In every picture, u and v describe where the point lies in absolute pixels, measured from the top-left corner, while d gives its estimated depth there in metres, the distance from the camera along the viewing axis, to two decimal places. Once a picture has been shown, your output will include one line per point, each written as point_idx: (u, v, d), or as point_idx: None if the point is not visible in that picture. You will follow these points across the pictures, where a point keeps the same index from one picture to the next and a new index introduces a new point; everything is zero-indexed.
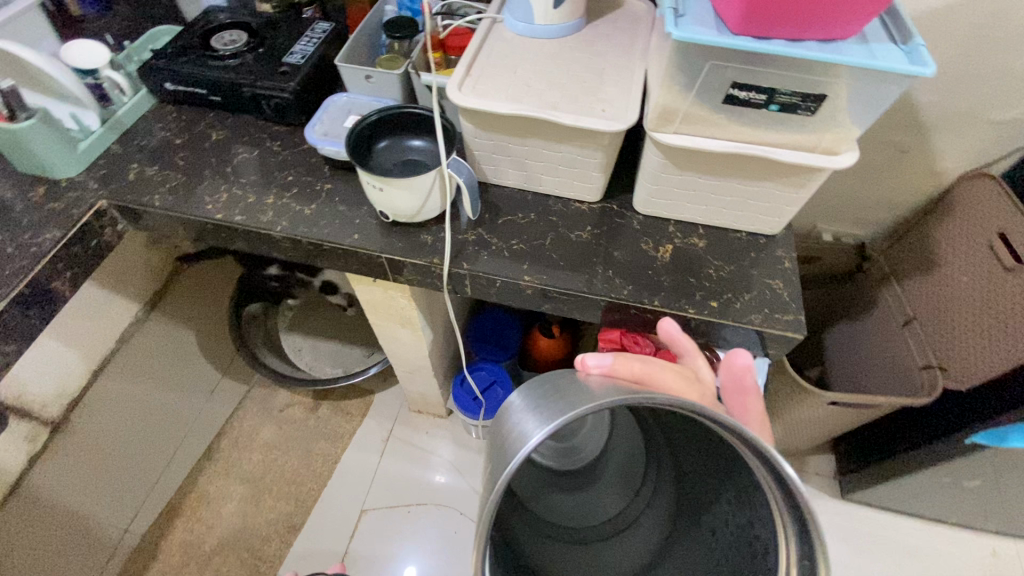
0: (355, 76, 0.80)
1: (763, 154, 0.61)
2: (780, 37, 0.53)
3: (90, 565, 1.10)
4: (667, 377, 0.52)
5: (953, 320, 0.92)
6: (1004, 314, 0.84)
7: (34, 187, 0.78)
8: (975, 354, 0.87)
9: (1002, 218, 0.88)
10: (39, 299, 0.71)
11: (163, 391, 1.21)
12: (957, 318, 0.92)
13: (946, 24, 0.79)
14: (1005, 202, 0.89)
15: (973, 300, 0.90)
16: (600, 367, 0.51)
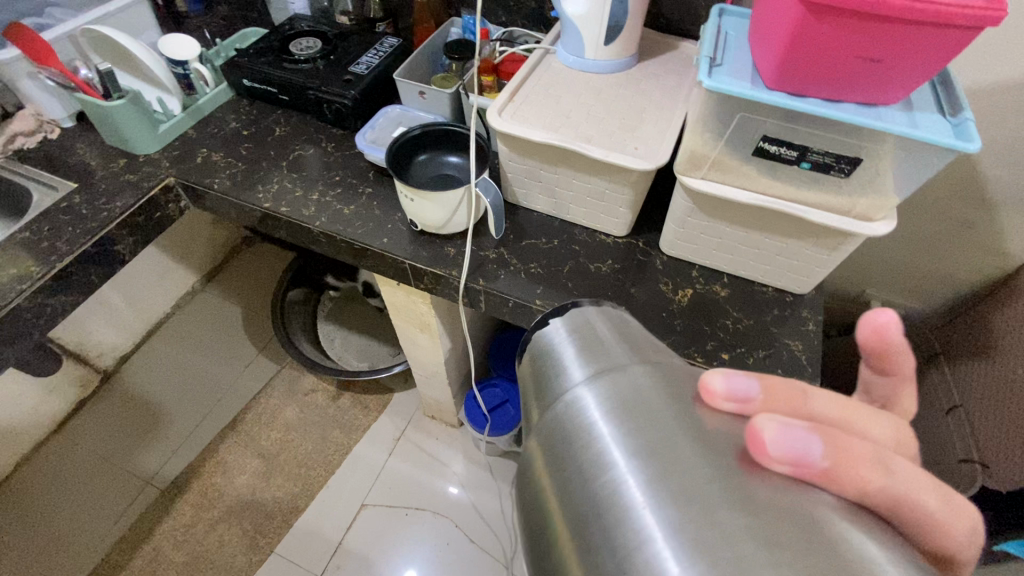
0: (410, 91, 0.85)
1: (793, 211, 0.59)
2: (816, 96, 0.53)
3: (112, 507, 1.18)
4: (926, 503, 0.23)
5: (1000, 413, 0.83)
6: None
7: (117, 158, 0.88)
8: (1017, 456, 0.78)
9: None
10: (101, 257, 0.79)
11: (196, 355, 1.34)
12: (1004, 412, 0.82)
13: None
14: None
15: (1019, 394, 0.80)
16: (786, 461, 0.21)
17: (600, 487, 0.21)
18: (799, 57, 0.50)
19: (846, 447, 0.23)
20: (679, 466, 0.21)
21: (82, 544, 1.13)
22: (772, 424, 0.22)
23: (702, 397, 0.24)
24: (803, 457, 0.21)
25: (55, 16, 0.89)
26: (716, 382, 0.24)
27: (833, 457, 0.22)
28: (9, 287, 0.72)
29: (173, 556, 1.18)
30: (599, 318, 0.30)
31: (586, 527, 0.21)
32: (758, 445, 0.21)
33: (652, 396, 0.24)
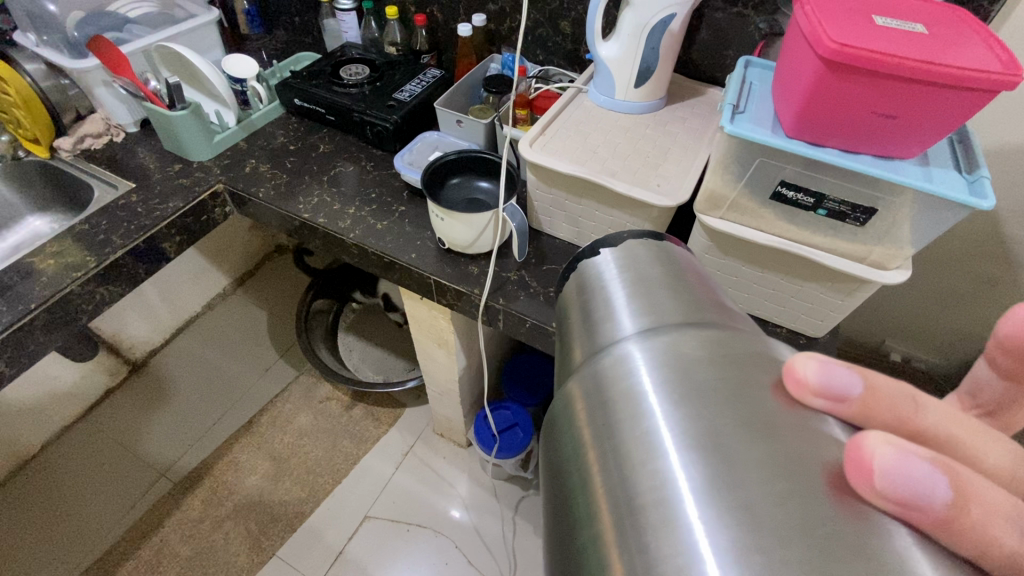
0: (448, 119, 0.90)
1: (807, 253, 0.62)
2: (834, 146, 0.56)
3: (125, 497, 1.22)
4: None
5: None
6: None
7: (173, 163, 0.94)
8: None
9: None
10: (149, 253, 0.85)
11: (227, 357, 1.45)
12: None
13: None
14: None
15: None
16: (891, 495, 0.17)
17: (647, 473, 0.20)
18: (818, 110, 0.53)
19: (980, 491, 0.18)
20: (737, 469, 0.19)
21: (93, 531, 1.17)
22: (884, 448, 0.18)
23: (787, 388, 0.21)
24: (917, 498, 0.17)
25: (133, 32, 0.98)
26: (808, 371, 0.21)
27: (961, 503, 0.17)
28: (64, 274, 0.78)
29: (180, 549, 1.18)
30: (655, 266, 0.29)
31: (621, 511, 0.20)
32: (857, 467, 0.18)
33: (713, 377, 0.21)
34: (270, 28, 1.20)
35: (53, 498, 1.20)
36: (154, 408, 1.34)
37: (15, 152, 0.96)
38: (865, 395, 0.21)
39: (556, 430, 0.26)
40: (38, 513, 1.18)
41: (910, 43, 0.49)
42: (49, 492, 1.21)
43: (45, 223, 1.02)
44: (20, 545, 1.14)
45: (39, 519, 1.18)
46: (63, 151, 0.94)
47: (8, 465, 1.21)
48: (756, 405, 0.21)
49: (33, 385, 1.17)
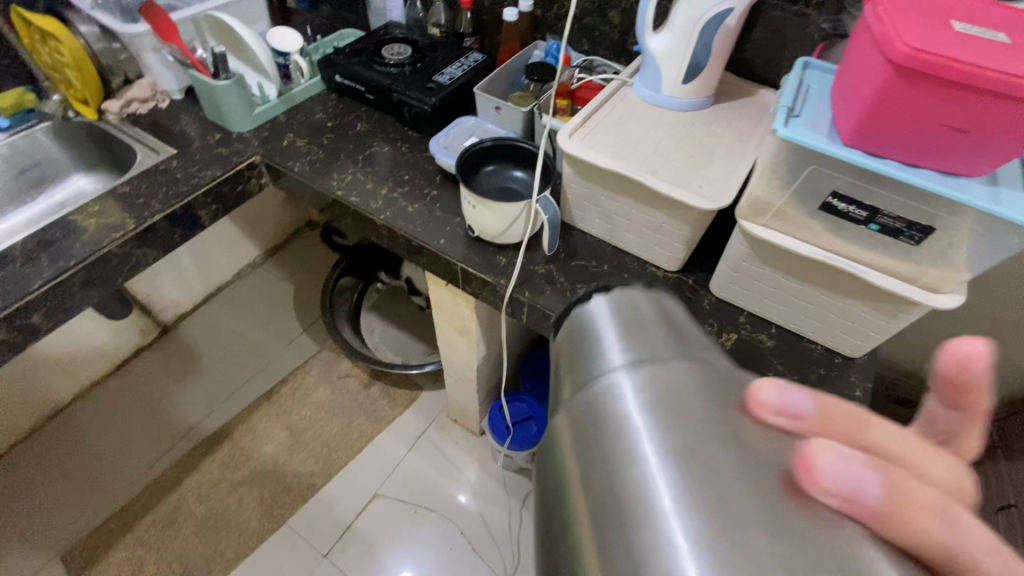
0: (487, 105, 0.89)
1: (855, 270, 0.59)
2: (894, 158, 0.52)
3: (147, 453, 1.27)
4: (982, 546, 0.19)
5: None
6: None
7: (213, 132, 0.96)
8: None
9: None
10: (185, 219, 0.87)
11: (252, 326, 1.48)
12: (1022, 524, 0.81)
13: None
14: None
15: None
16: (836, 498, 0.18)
17: (631, 521, 0.18)
18: (882, 118, 0.50)
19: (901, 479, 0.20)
20: (729, 517, 0.17)
21: (116, 484, 1.22)
22: (824, 454, 0.19)
23: (754, 412, 0.21)
24: (856, 496, 0.18)
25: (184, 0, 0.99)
26: (769, 394, 0.21)
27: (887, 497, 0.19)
28: (103, 234, 0.79)
29: (196, 508, 1.21)
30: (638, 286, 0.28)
31: (607, 566, 0.18)
32: (807, 475, 0.19)
33: (699, 413, 0.20)
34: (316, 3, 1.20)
35: (81, 450, 1.25)
36: (179, 370, 1.38)
37: (65, 112, 0.99)
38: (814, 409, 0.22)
39: (541, 474, 0.24)
40: (66, 462, 1.23)
41: (992, 52, 0.45)
42: (79, 443, 1.26)
43: (89, 184, 1.05)
44: (49, 491, 1.20)
45: (67, 468, 1.23)
46: (110, 114, 0.96)
47: (41, 412, 1.26)
48: (744, 445, 0.19)
49: (70, 338, 1.22)
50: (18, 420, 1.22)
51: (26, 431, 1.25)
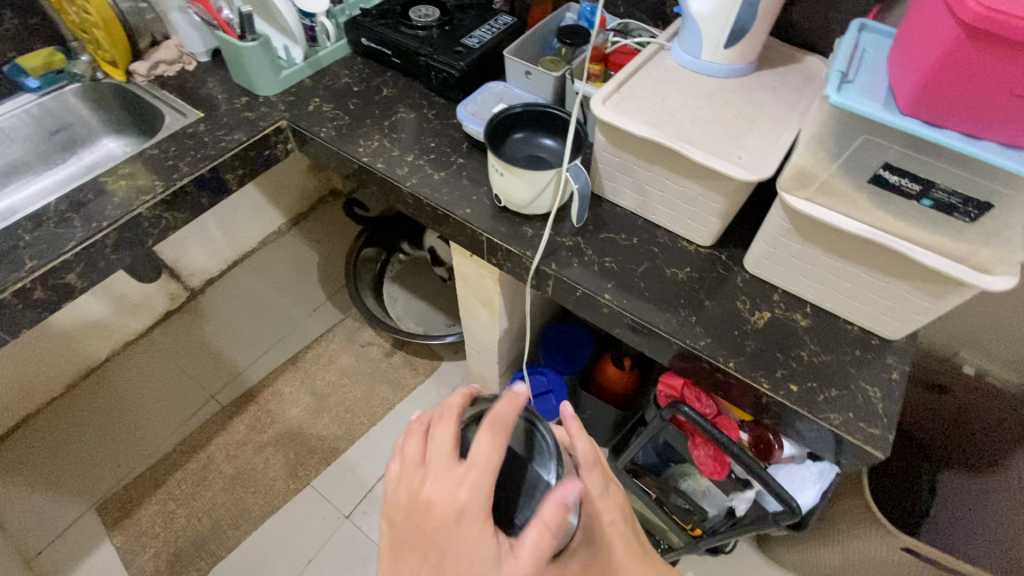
0: (516, 69, 0.86)
1: (902, 248, 0.56)
2: (955, 129, 0.49)
3: (177, 413, 1.31)
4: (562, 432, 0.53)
5: None
6: None
7: (240, 96, 0.95)
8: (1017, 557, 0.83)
9: None
10: (213, 184, 0.87)
11: (277, 293, 1.49)
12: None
13: None
14: None
15: None
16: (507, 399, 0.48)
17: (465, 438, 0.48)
18: (942, 84, 0.46)
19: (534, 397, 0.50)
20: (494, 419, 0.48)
21: (148, 441, 1.27)
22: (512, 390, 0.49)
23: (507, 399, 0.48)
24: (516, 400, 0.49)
25: None
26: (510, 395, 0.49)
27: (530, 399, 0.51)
28: (134, 196, 0.80)
29: (224, 467, 1.26)
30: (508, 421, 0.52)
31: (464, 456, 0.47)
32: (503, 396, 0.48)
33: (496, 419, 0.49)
34: None
35: (115, 407, 1.30)
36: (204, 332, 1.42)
37: (94, 74, 0.99)
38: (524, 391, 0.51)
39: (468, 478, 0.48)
40: (102, 419, 1.28)
41: None
42: (113, 401, 1.31)
43: (119, 147, 1.06)
44: (87, 445, 1.25)
45: (103, 424, 1.28)
46: (138, 77, 0.96)
47: (77, 370, 1.31)
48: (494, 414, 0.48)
49: (102, 300, 1.25)
50: (55, 376, 1.27)
51: (63, 387, 1.30)
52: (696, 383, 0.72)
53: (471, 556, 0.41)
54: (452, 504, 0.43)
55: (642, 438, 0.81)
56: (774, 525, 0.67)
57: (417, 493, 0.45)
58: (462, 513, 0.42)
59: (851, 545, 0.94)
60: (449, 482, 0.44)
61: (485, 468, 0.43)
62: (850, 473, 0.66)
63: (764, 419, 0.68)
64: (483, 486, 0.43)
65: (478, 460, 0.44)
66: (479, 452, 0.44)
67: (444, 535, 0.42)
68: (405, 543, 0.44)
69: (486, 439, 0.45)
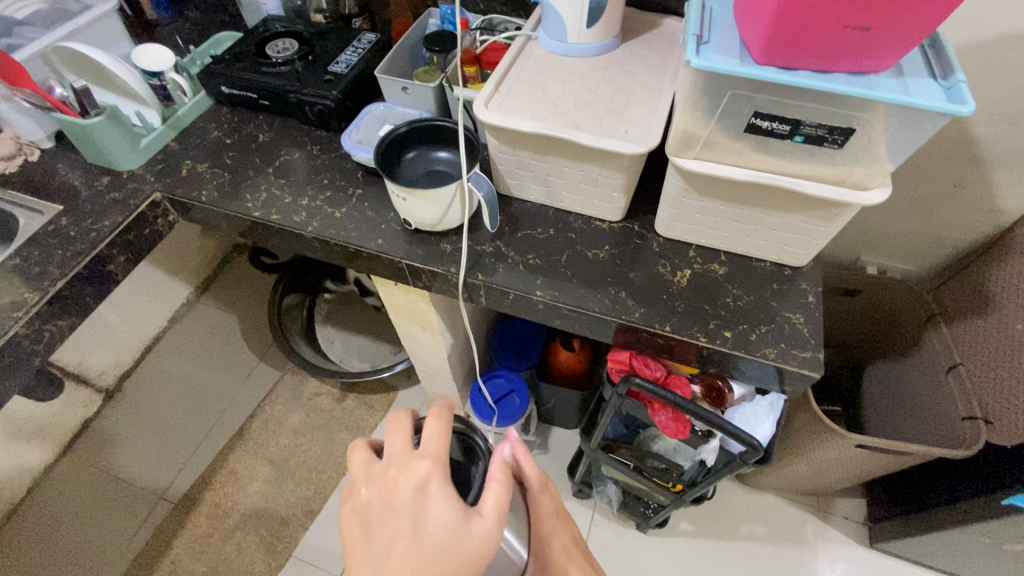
0: (392, 87, 0.83)
1: (787, 185, 0.59)
2: (806, 68, 0.52)
3: (126, 526, 1.21)
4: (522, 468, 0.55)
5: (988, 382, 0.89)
6: (949, 406, 0.92)
7: (100, 177, 0.86)
8: (935, 427, 0.95)
9: (993, 329, 0.91)
10: (96, 279, 0.79)
11: (207, 370, 1.31)
12: (937, 393, 0.95)
13: (1001, 63, 0.76)
14: (993, 318, 0.91)
15: (987, 367, 0.90)
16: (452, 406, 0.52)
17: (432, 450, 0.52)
18: (787, 32, 0.50)
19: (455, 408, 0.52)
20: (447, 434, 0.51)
21: (101, 565, 1.17)
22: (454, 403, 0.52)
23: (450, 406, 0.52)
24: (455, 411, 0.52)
25: (25, 35, 0.87)
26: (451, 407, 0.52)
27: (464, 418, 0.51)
28: (3, 316, 0.71)
29: (194, 566, 1.22)
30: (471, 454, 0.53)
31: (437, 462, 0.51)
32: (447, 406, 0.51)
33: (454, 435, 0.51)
34: (180, 10, 1.07)
35: (19, 571, 1.02)
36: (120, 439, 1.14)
37: None
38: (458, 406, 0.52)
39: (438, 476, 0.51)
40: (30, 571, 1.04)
41: None
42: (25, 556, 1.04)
43: None
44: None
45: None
46: None
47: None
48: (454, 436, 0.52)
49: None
50: None
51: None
52: (641, 353, 0.74)
53: (443, 518, 0.43)
54: (412, 478, 0.45)
55: (604, 414, 0.82)
56: (741, 464, 0.71)
57: (377, 478, 0.47)
58: (424, 485, 0.45)
59: (814, 456, 1.02)
60: (407, 465, 0.46)
61: (436, 446, 0.47)
62: (794, 398, 0.71)
63: (709, 368, 0.71)
64: (441, 463, 0.46)
65: (433, 438, 0.47)
66: (433, 432, 0.47)
67: (410, 504, 0.44)
68: (375, 524, 0.44)
69: (439, 422, 0.48)
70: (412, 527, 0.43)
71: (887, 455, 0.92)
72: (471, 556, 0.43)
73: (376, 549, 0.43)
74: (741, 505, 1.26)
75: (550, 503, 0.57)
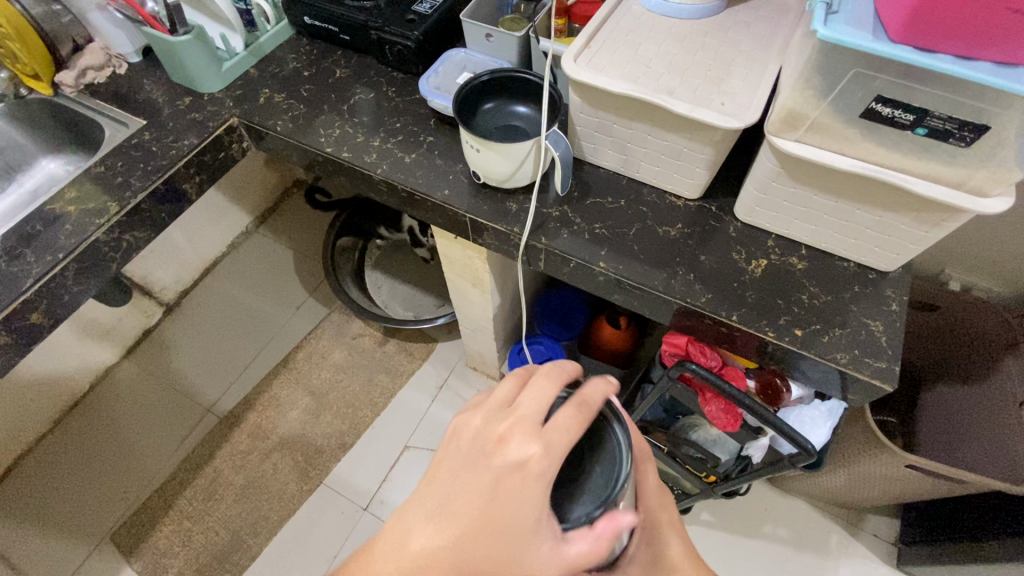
0: (475, 33, 0.80)
1: (897, 181, 0.54)
2: (948, 52, 0.47)
3: (176, 432, 1.29)
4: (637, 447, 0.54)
5: None
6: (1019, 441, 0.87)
7: (182, 96, 0.88)
8: (1001, 459, 0.89)
9: None
10: (172, 197, 0.82)
11: (259, 296, 1.42)
12: (1004, 424, 0.90)
13: None
14: None
15: None
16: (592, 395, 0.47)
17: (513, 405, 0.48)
18: (935, 6, 0.44)
19: (591, 398, 0.47)
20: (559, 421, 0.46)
21: (150, 462, 1.25)
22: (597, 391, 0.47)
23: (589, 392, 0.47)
24: (587, 403, 0.46)
25: None
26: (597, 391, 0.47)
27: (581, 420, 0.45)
28: (86, 221, 0.74)
29: (233, 478, 1.26)
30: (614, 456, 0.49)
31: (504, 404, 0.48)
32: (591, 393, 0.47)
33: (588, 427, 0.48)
34: None
35: (100, 445, 1.26)
36: (179, 346, 1.34)
37: (16, 90, 0.89)
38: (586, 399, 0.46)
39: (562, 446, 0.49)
40: (101, 453, 1.25)
41: None
42: (101, 438, 1.26)
43: (59, 166, 0.97)
44: (73, 482, 1.22)
45: (93, 451, 1.25)
46: (66, 88, 0.88)
47: (65, 401, 1.26)
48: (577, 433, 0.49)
49: (73, 339, 1.20)
50: (39, 413, 1.22)
51: (31, 441, 1.24)
52: (698, 339, 0.71)
53: (523, 513, 0.42)
54: (518, 454, 0.43)
55: (649, 397, 0.81)
56: (789, 467, 0.69)
57: (491, 428, 0.45)
58: (527, 469, 0.43)
59: (856, 467, 0.98)
60: (525, 435, 0.44)
61: (562, 443, 0.44)
62: (856, 407, 0.67)
63: (768, 364, 0.68)
64: (554, 462, 0.43)
65: (562, 430, 0.44)
66: (564, 424, 0.44)
67: (503, 477, 0.43)
68: (462, 464, 0.45)
69: (574, 416, 0.45)
70: (492, 492, 0.43)
71: (936, 479, 0.88)
72: (528, 566, 0.42)
73: (446, 495, 0.44)
74: (767, 505, 1.24)
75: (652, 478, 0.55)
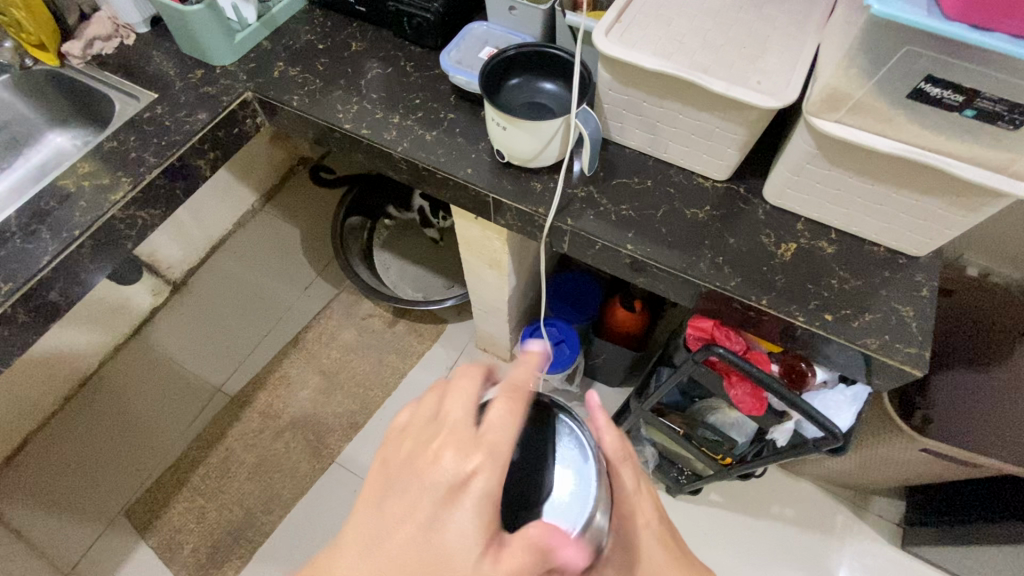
0: (498, 6, 0.78)
1: (939, 164, 0.53)
2: (1004, 31, 0.45)
3: (187, 412, 1.29)
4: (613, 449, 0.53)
5: None
6: None
7: (194, 69, 0.85)
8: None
9: None
10: (185, 173, 0.79)
11: (267, 277, 1.39)
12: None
13: None
14: None
15: None
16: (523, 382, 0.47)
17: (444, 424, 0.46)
18: None
19: (518, 386, 0.46)
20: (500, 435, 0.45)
21: (161, 441, 1.26)
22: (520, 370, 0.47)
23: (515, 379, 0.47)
24: (521, 395, 0.46)
25: None
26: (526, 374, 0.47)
27: (510, 418, 0.44)
28: (101, 198, 0.73)
29: (245, 456, 1.27)
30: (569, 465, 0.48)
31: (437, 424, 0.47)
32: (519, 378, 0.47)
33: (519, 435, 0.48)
34: None
35: (110, 424, 1.25)
36: (183, 327, 1.31)
37: (21, 61, 0.86)
38: (519, 390, 0.46)
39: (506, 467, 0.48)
40: (112, 432, 1.25)
41: None
42: (110, 417, 1.26)
43: (66, 141, 0.94)
44: (84, 461, 1.22)
45: (103, 431, 1.24)
46: (73, 59, 0.85)
47: (74, 379, 1.25)
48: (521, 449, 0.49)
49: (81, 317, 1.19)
50: (48, 391, 1.21)
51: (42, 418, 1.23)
52: (724, 322, 0.71)
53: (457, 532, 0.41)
54: (459, 466, 0.43)
55: (668, 381, 0.80)
56: (813, 450, 0.69)
57: (424, 446, 0.45)
58: (465, 481, 0.42)
59: (869, 450, 0.99)
60: (461, 450, 0.43)
61: (501, 448, 0.43)
62: (884, 392, 0.67)
63: (793, 348, 0.68)
64: (494, 471, 0.42)
65: (497, 433, 0.44)
66: (497, 423, 0.44)
67: (434, 498, 0.42)
68: (393, 488, 0.44)
69: (506, 409, 0.45)
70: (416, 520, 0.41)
71: (950, 462, 0.89)
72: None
73: (376, 523, 0.42)
74: (776, 486, 1.25)
75: (631, 477, 0.53)
